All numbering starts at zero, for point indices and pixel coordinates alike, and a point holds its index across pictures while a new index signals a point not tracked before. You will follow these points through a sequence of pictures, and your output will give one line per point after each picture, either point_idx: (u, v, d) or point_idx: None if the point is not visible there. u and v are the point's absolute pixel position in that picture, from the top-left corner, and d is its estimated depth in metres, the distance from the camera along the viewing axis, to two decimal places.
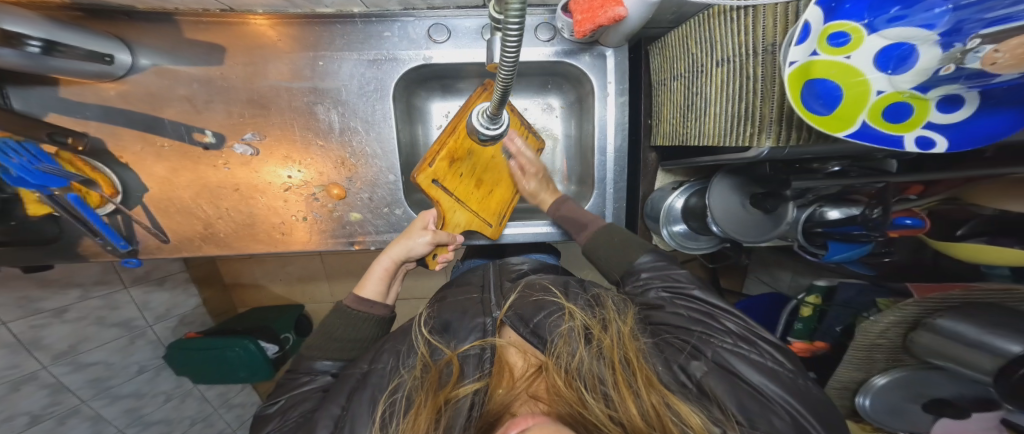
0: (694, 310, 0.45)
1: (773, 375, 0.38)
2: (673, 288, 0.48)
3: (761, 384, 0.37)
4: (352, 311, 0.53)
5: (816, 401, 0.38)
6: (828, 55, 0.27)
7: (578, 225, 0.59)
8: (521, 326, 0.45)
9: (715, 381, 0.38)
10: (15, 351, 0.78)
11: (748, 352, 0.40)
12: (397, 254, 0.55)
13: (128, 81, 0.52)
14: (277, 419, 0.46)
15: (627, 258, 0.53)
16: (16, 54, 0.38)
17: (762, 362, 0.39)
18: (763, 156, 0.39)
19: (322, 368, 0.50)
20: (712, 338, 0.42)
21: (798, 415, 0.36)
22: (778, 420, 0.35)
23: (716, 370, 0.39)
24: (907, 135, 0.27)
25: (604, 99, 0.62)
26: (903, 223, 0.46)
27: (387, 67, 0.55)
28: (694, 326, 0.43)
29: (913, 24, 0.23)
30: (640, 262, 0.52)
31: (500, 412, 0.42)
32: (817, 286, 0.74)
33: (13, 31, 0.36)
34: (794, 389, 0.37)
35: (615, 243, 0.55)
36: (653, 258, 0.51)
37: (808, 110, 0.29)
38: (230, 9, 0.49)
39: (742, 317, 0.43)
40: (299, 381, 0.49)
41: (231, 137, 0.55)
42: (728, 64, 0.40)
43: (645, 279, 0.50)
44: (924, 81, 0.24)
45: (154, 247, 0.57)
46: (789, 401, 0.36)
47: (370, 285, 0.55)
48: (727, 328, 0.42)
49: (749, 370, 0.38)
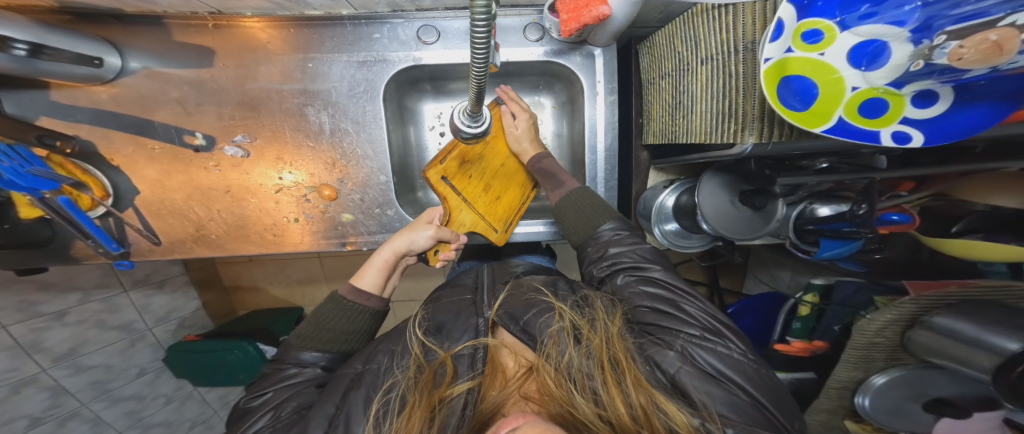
0: (660, 299, 0.44)
1: (737, 367, 0.38)
2: (638, 271, 0.47)
3: (726, 375, 0.38)
4: (349, 302, 0.52)
5: (779, 390, 0.39)
6: (803, 51, 0.27)
7: (554, 182, 0.56)
8: (512, 325, 0.45)
9: (689, 376, 0.38)
10: (15, 354, 0.79)
11: (715, 345, 0.39)
12: (399, 246, 0.54)
13: (120, 84, 0.53)
14: (267, 415, 0.45)
15: (592, 225, 0.53)
16: (8, 58, 0.38)
17: (727, 354, 0.39)
18: (747, 153, 0.39)
19: (306, 360, 0.50)
20: (679, 330, 0.41)
21: (760, 403, 0.37)
22: (743, 409, 0.36)
23: (687, 364, 0.39)
24: (882, 130, 0.26)
25: (594, 98, 0.62)
26: (890, 219, 0.43)
27: (377, 69, 0.56)
28: (664, 320, 0.43)
29: (884, 21, 0.23)
30: (606, 229, 0.51)
31: (492, 412, 0.42)
32: (814, 285, 0.73)
33: (4, 35, 0.37)
34: (758, 380, 0.38)
35: (584, 207, 0.54)
36: (616, 226, 0.52)
37: (786, 107, 0.28)
38: (220, 11, 0.50)
39: (708, 306, 0.43)
40: (286, 373, 0.49)
41: (222, 139, 0.55)
42: (711, 62, 0.40)
43: (612, 256, 0.49)
44: (898, 77, 0.24)
45: (147, 249, 0.57)
46: (755, 392, 0.37)
47: (369, 276, 0.54)
48: (693, 319, 0.42)
49: (716, 362, 0.38)
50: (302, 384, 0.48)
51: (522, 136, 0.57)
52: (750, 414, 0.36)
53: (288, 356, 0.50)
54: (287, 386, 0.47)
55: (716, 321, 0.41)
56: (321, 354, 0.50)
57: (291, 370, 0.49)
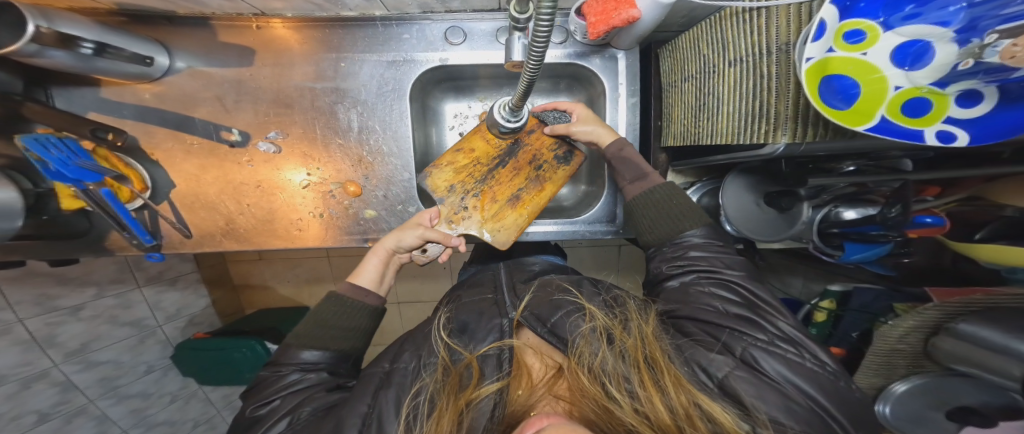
0: (735, 302, 0.43)
1: (808, 376, 0.37)
2: (715, 275, 0.46)
3: (792, 384, 0.36)
4: (345, 297, 0.52)
5: (853, 407, 0.37)
6: (845, 51, 0.28)
7: (635, 173, 0.54)
8: (539, 326, 0.45)
9: (743, 380, 0.37)
10: (30, 348, 0.79)
11: (784, 352, 0.39)
12: (388, 243, 0.54)
13: (164, 82, 0.54)
14: (284, 418, 0.43)
15: (677, 228, 0.50)
16: (72, 55, 0.40)
17: (799, 363, 0.38)
18: (779, 153, 0.38)
19: (309, 360, 0.48)
20: (746, 334, 0.40)
21: (826, 415, 0.35)
22: (803, 419, 0.34)
23: (741, 366, 0.38)
24: (926, 129, 0.27)
25: (616, 101, 0.63)
26: (923, 222, 0.44)
27: (405, 69, 0.57)
28: (732, 321, 0.42)
29: (928, 21, 0.25)
30: (692, 237, 0.49)
31: (522, 413, 0.41)
32: (830, 291, 0.74)
33: (71, 34, 0.39)
34: (827, 391, 0.36)
35: (669, 207, 0.51)
36: (705, 232, 0.49)
37: (827, 105, 0.29)
38: (260, 13, 0.51)
39: (791, 319, 0.42)
40: (288, 378, 0.47)
41: (256, 136, 0.56)
42: (741, 64, 0.41)
43: (689, 258, 0.48)
44: (943, 77, 0.25)
45: (177, 241, 0.58)
46: (819, 402, 0.36)
47: (367, 272, 0.54)
48: (765, 324, 0.41)
49: (781, 369, 0.37)
50: (313, 388, 0.46)
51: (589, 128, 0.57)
52: (808, 419, 0.34)
53: (287, 359, 0.48)
54: (294, 392, 0.46)
55: (792, 331, 0.40)
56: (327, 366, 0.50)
57: (293, 375, 0.47)
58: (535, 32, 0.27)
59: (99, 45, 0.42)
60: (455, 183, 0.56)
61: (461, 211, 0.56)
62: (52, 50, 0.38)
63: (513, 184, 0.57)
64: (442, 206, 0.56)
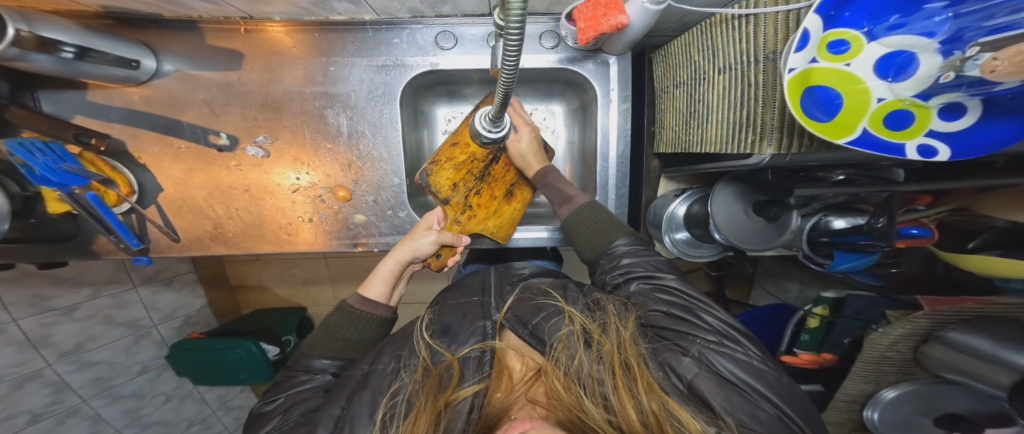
0: (675, 305, 0.44)
1: (759, 375, 0.38)
2: (653, 279, 0.47)
3: (747, 383, 0.37)
4: (355, 309, 0.52)
5: (803, 404, 0.38)
6: (828, 62, 0.28)
7: (561, 197, 0.57)
8: (520, 327, 0.45)
9: (707, 381, 0.38)
10: (23, 348, 0.79)
11: (734, 351, 0.39)
12: (403, 256, 0.53)
13: (153, 85, 0.54)
14: (279, 416, 0.46)
15: (608, 240, 0.52)
16: (56, 59, 0.40)
17: (749, 362, 0.38)
18: (764, 163, 0.39)
19: (319, 366, 0.50)
20: (695, 335, 0.41)
21: (783, 414, 0.36)
22: (762, 419, 0.35)
23: (702, 368, 0.38)
24: (908, 143, 0.27)
25: (607, 106, 0.63)
26: (910, 233, 0.45)
27: (396, 73, 0.57)
28: (681, 325, 0.42)
29: (913, 32, 0.24)
30: (619, 245, 0.51)
31: (499, 415, 0.41)
32: (825, 298, 0.71)
33: (52, 39, 0.39)
34: (780, 389, 0.37)
35: (595, 224, 0.54)
36: (629, 241, 0.52)
37: (811, 118, 0.29)
38: (250, 16, 0.51)
39: (724, 314, 0.43)
40: (298, 379, 0.49)
41: (245, 140, 0.56)
42: (731, 71, 0.40)
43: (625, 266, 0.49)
44: (926, 89, 0.24)
45: (165, 245, 0.58)
46: (777, 402, 0.36)
47: (376, 286, 0.53)
48: (710, 325, 0.42)
49: (737, 370, 0.38)
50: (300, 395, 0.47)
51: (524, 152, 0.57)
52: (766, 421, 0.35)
53: (300, 363, 0.50)
54: (302, 390, 0.48)
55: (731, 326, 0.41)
56: (327, 363, 0.50)
57: (303, 376, 0.49)
58: (506, 41, 0.27)
59: (83, 50, 0.42)
60: (456, 182, 0.55)
61: (464, 213, 0.56)
62: (35, 54, 0.38)
63: (507, 180, 0.60)
64: (447, 207, 0.55)
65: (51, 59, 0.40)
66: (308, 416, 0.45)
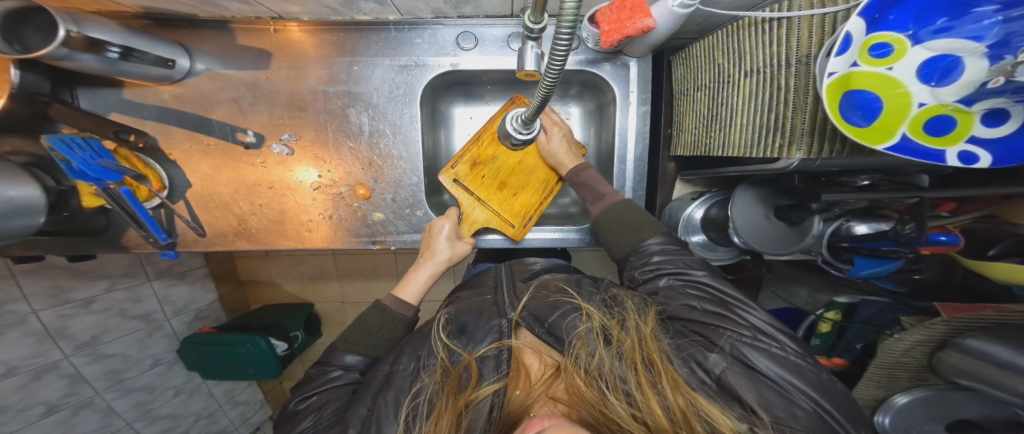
0: (707, 301, 0.44)
1: (794, 369, 0.37)
2: (684, 276, 0.47)
3: (780, 378, 0.37)
4: (389, 310, 0.54)
5: (842, 398, 0.37)
6: (869, 66, 0.28)
7: (594, 195, 0.58)
8: (536, 326, 0.45)
9: (737, 375, 0.38)
10: (41, 340, 0.80)
11: (768, 346, 0.39)
12: (438, 262, 0.56)
13: (185, 84, 0.55)
14: (313, 415, 0.46)
15: (637, 239, 0.52)
16: (100, 59, 0.41)
17: (784, 356, 0.38)
18: (792, 167, 0.38)
19: (350, 363, 0.50)
20: (727, 329, 0.41)
21: (821, 409, 0.35)
22: (801, 414, 0.35)
23: (734, 364, 0.38)
24: (948, 150, 0.27)
25: (626, 108, 0.63)
26: (937, 239, 0.42)
27: (417, 73, 0.57)
28: (711, 319, 0.42)
29: (961, 35, 0.24)
30: (651, 244, 0.51)
31: (519, 414, 0.41)
32: (836, 303, 0.72)
33: (97, 39, 0.40)
34: (815, 384, 0.36)
35: (629, 219, 0.54)
36: (662, 239, 0.51)
37: (847, 122, 0.29)
38: (277, 16, 0.52)
39: (760, 311, 0.42)
40: (327, 376, 0.49)
41: (270, 138, 0.57)
42: (758, 74, 0.40)
43: (655, 263, 0.49)
44: (970, 94, 0.25)
45: (192, 240, 0.59)
46: (814, 396, 0.36)
47: (414, 289, 0.56)
48: (744, 320, 0.41)
49: (768, 365, 0.37)
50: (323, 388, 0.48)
51: (556, 151, 0.60)
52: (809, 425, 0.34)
53: (332, 359, 0.51)
54: (337, 383, 0.48)
55: (765, 323, 0.41)
56: (349, 358, 0.51)
57: (333, 374, 0.50)
58: (554, 45, 0.27)
59: (125, 49, 0.43)
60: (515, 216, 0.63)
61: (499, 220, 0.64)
62: (80, 53, 0.39)
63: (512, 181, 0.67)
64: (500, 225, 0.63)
65: (95, 59, 0.41)
66: (340, 416, 0.46)
